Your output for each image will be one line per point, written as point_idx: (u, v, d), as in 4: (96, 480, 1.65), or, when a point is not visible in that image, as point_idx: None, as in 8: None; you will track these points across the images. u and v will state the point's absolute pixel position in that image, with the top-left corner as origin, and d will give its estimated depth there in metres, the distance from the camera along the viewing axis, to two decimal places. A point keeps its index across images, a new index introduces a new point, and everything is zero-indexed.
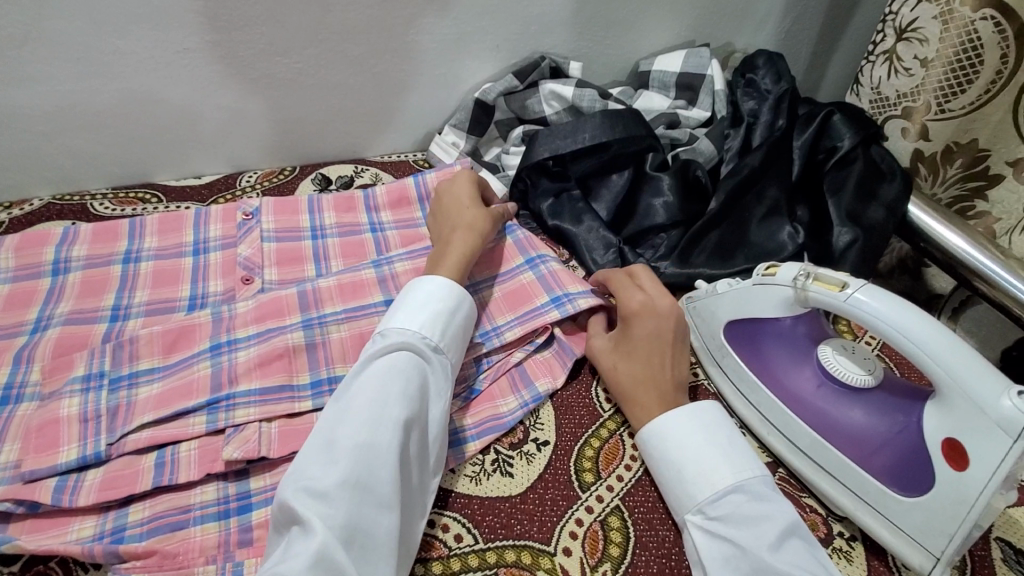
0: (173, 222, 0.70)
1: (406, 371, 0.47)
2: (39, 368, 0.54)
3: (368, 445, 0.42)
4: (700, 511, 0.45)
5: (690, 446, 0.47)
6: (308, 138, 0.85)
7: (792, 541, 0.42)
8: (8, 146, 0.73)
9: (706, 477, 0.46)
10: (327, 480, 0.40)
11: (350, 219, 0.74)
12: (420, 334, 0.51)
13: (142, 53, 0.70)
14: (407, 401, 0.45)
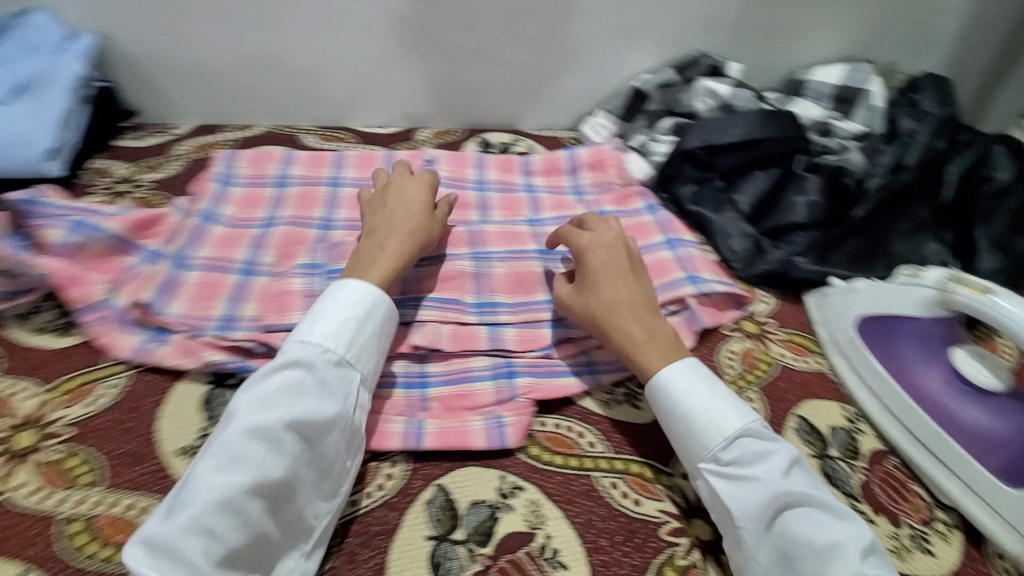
0: (368, 158, 0.83)
1: (309, 384, 0.46)
2: (272, 255, 0.68)
3: (266, 464, 0.42)
4: (715, 457, 0.48)
5: (694, 393, 0.50)
6: (478, 105, 0.95)
7: (798, 470, 0.47)
8: (247, 79, 0.89)
9: (714, 425, 0.49)
10: (216, 491, 0.40)
11: (509, 179, 0.84)
12: (322, 348, 0.49)
13: (364, 14, 0.84)
14: (275, 436, 0.43)
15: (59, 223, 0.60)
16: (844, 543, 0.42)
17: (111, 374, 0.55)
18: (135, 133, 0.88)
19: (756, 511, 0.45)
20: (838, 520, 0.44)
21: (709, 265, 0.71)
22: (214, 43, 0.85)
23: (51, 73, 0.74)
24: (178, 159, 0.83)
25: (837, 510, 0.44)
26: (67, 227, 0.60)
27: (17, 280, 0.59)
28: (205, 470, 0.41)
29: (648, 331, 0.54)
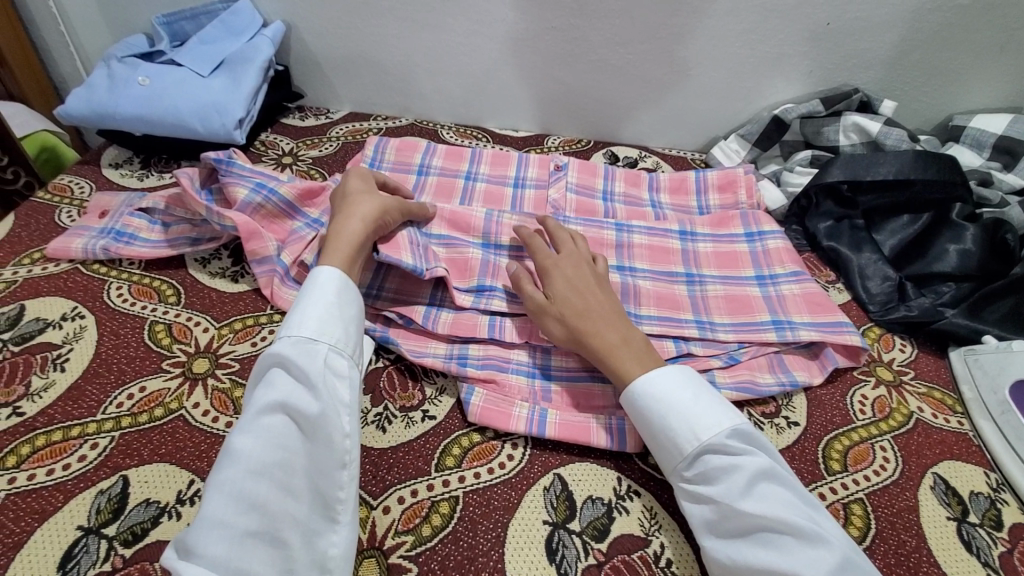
0: (503, 158, 0.87)
1: (285, 374, 0.48)
2: None
3: (251, 453, 0.43)
4: (683, 464, 0.48)
5: (682, 406, 0.49)
6: (610, 118, 0.98)
7: (764, 485, 0.45)
8: (400, 75, 0.97)
9: (692, 435, 0.47)
10: (221, 486, 0.41)
11: (635, 193, 0.84)
12: (291, 339, 0.49)
13: (519, 24, 0.88)
14: (274, 420, 0.45)
15: (245, 182, 0.69)
16: (799, 571, 0.40)
17: (271, 322, 0.62)
18: (298, 113, 0.98)
19: (716, 525, 0.44)
20: (800, 544, 0.42)
21: (803, 305, 0.66)
22: (378, 40, 0.92)
23: (246, 55, 0.84)
24: (333, 141, 0.91)
25: (794, 531, 0.42)
26: (248, 186, 0.68)
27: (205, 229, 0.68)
28: (213, 471, 0.43)
29: (622, 336, 0.54)
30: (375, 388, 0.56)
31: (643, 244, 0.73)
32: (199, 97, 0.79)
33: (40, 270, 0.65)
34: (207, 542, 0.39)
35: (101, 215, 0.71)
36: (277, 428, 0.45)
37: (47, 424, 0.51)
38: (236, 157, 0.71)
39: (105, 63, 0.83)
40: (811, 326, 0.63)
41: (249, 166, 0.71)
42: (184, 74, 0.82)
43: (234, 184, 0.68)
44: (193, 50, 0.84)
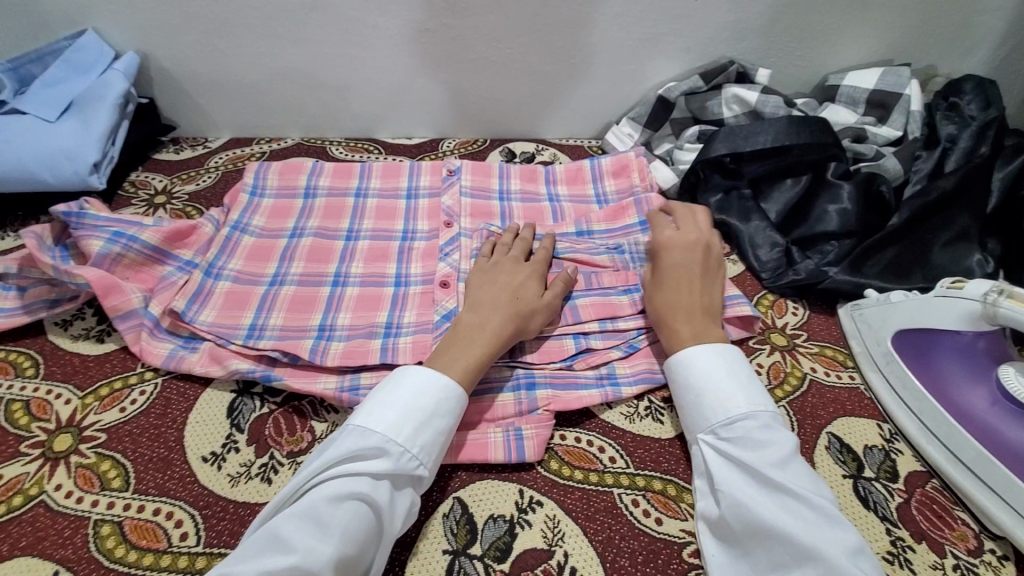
0: (393, 169, 0.84)
1: (368, 467, 0.44)
2: (298, 266, 0.69)
3: (317, 548, 0.39)
4: (719, 424, 0.48)
5: (715, 378, 0.50)
6: (503, 115, 0.96)
7: (796, 462, 0.44)
8: (277, 94, 0.92)
9: (723, 405, 0.49)
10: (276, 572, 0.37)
11: (533, 189, 0.83)
12: (387, 436, 0.46)
13: (391, 29, 0.84)
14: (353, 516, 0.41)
15: (97, 233, 0.63)
16: (816, 544, 0.39)
17: (143, 381, 0.57)
18: (172, 146, 0.92)
19: (741, 484, 0.44)
20: (819, 519, 0.41)
21: None
22: (247, 60, 0.87)
23: (96, 92, 0.78)
24: (211, 172, 0.86)
25: (813, 505, 0.41)
26: (100, 236, 0.63)
27: (62, 288, 0.62)
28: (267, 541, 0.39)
29: (695, 330, 0.55)
30: (260, 437, 0.53)
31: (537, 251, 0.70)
32: (45, 144, 0.73)
33: None
34: None
35: None
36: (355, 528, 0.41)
37: None
38: (83, 207, 0.65)
39: None
40: None
41: (98, 215, 0.65)
42: (28, 121, 0.75)
43: (84, 236, 0.63)
44: (35, 93, 0.77)
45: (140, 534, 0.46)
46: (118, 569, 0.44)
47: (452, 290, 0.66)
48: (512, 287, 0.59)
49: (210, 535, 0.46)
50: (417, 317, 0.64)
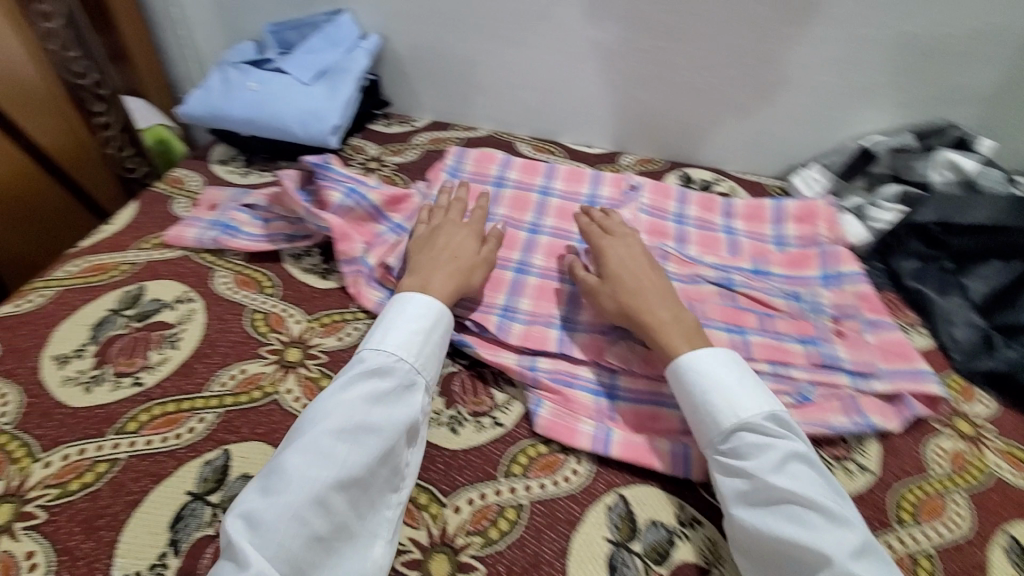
0: (577, 174, 0.88)
1: (373, 387, 0.51)
2: None
3: (332, 462, 0.46)
4: (718, 439, 0.51)
5: (722, 386, 0.53)
6: (689, 140, 0.97)
7: (794, 464, 0.48)
8: (483, 87, 1.00)
9: (727, 408, 0.51)
10: (292, 496, 0.44)
11: (709, 218, 0.83)
12: (394, 365, 0.53)
13: (605, 44, 0.89)
14: (363, 436, 0.48)
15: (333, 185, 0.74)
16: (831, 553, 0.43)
17: (357, 319, 0.66)
18: (384, 120, 1.03)
19: (744, 494, 0.48)
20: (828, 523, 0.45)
21: (884, 356, 0.65)
22: (467, 54, 0.96)
23: (344, 65, 0.89)
24: (416, 148, 0.96)
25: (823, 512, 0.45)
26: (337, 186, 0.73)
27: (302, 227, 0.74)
28: (297, 463, 0.45)
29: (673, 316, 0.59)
30: (448, 393, 0.59)
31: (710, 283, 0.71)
32: (302, 102, 0.85)
33: (159, 254, 0.72)
34: (288, 536, 0.43)
35: (211, 207, 0.78)
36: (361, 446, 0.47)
37: (162, 396, 0.57)
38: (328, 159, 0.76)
39: (220, 68, 0.90)
40: (884, 374, 0.63)
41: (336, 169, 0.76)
42: (288, 80, 0.88)
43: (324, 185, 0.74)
44: (297, 58, 0.90)
45: None
46: None
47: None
48: (453, 248, 0.67)
49: None
50: None
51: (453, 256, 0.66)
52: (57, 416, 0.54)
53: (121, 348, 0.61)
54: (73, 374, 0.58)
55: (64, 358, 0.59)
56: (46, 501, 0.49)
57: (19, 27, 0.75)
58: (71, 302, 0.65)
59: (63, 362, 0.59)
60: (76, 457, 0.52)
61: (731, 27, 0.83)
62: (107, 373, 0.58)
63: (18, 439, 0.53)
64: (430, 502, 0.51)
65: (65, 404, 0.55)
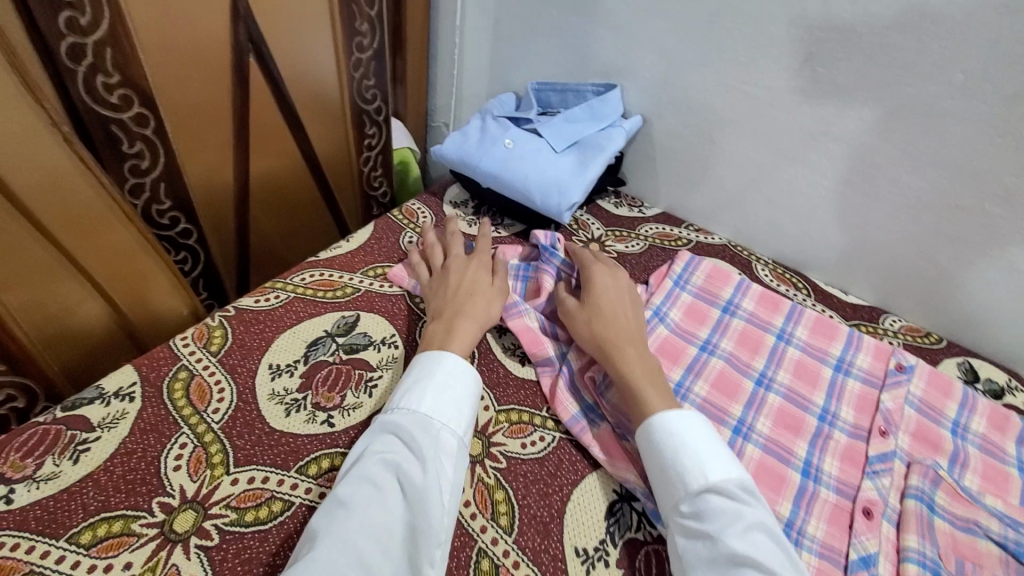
0: (829, 329, 0.73)
1: (393, 437, 0.50)
2: (704, 388, 0.66)
3: (361, 515, 0.44)
4: (684, 497, 0.49)
5: (665, 421, 0.52)
6: (984, 325, 0.77)
7: (758, 533, 0.45)
8: (733, 195, 0.88)
9: (696, 466, 0.50)
10: (322, 552, 0.41)
11: (1000, 442, 0.64)
12: (409, 415, 0.51)
13: (911, 190, 0.73)
14: (383, 487, 0.46)
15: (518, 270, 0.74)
16: None
17: (545, 427, 0.60)
18: (613, 199, 0.98)
19: None
20: None
21: None
22: (729, 157, 0.85)
23: (599, 142, 0.86)
24: (641, 240, 0.88)
25: None
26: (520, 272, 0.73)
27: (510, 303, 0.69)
28: (319, 519, 0.44)
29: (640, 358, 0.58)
30: (630, 567, 0.50)
31: (992, 550, 0.54)
32: (547, 171, 0.83)
33: (378, 286, 0.73)
34: None
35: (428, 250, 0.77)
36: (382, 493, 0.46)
37: (346, 445, 0.56)
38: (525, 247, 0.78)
39: (482, 116, 0.93)
40: None
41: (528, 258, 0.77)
42: (541, 144, 0.87)
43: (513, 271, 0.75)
44: (555, 124, 0.88)
45: None
46: None
47: (875, 526, 0.55)
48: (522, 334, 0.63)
49: None
50: (824, 533, 0.55)
51: (467, 294, 0.65)
52: (256, 431, 0.56)
53: (324, 378, 0.62)
54: (278, 391, 0.60)
55: (276, 370, 0.62)
56: (222, 523, 0.49)
57: (337, 53, 0.83)
58: (297, 312, 0.68)
59: (274, 374, 0.61)
60: (258, 484, 0.52)
61: None
62: (306, 402, 0.59)
63: (219, 443, 0.55)
64: None
65: (265, 421, 0.57)
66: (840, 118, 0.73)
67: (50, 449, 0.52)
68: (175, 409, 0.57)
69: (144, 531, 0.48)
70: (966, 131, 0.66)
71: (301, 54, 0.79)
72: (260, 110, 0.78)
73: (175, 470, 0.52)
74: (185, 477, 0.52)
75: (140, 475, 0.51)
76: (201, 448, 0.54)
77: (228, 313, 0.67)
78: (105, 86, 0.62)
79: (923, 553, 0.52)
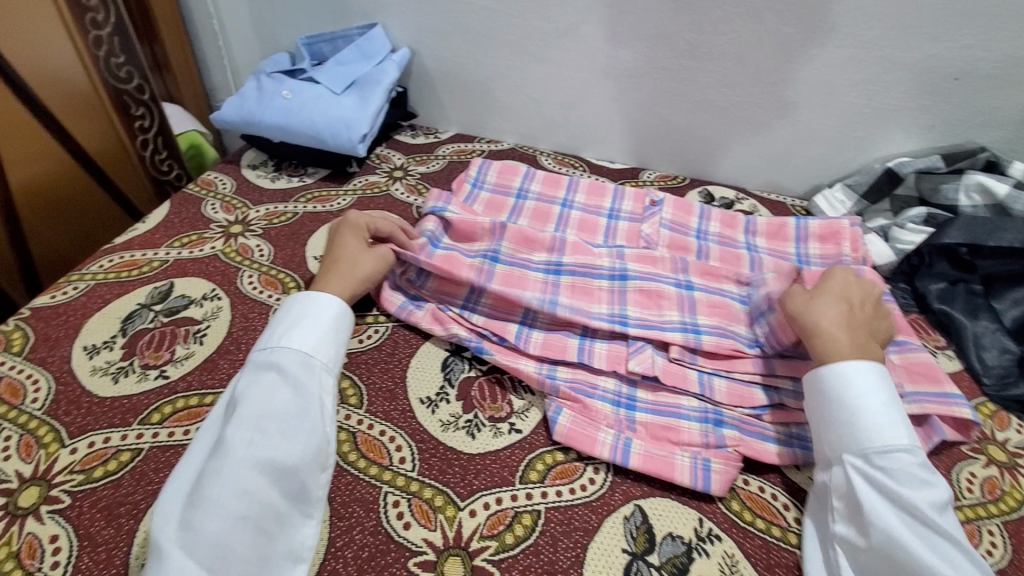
0: (599, 188, 0.88)
1: (275, 379, 0.52)
2: (512, 245, 0.74)
3: (249, 451, 0.47)
4: (874, 451, 0.49)
5: (873, 399, 0.51)
6: (711, 159, 0.98)
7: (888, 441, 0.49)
8: (507, 101, 1.00)
9: (881, 427, 0.50)
10: (215, 487, 0.45)
11: (731, 235, 0.84)
12: (292, 358, 0.54)
13: (630, 61, 0.89)
14: (271, 425, 0.49)
15: (540, 288, 0.69)
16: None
17: (378, 322, 0.67)
18: (410, 131, 1.05)
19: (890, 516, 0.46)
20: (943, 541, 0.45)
21: (930, 379, 0.64)
22: (492, 68, 0.96)
23: (375, 77, 0.92)
24: (440, 159, 0.97)
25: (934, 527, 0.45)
26: (479, 266, 0.69)
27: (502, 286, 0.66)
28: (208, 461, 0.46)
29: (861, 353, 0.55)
30: (467, 396, 0.60)
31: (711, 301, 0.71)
32: (333, 112, 0.87)
33: (188, 253, 0.73)
34: (207, 519, 0.44)
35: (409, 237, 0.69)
36: (272, 429, 0.49)
37: (186, 389, 0.58)
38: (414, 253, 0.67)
39: (256, 77, 0.94)
40: (913, 397, 0.62)
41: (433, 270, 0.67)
42: (321, 90, 0.90)
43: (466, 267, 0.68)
44: (329, 69, 0.92)
45: (369, 447, 0.54)
46: (350, 470, 0.53)
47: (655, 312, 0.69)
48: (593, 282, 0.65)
49: (423, 465, 0.53)
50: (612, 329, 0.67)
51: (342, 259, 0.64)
52: (85, 405, 0.56)
53: (148, 342, 0.62)
54: (101, 365, 0.59)
55: (93, 349, 0.61)
56: (70, 487, 0.49)
57: (71, 35, 0.79)
58: (102, 295, 0.67)
59: (92, 353, 0.60)
60: (100, 445, 0.52)
61: (757, 47, 0.83)
62: (134, 366, 0.59)
63: (47, 425, 0.54)
64: (446, 504, 0.51)
65: (93, 393, 0.57)
66: (562, 12, 0.87)
67: None
68: None
69: None
70: (652, 5, 0.83)
71: (22, 38, 0.73)
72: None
73: (4, 461, 0.51)
74: (19, 462, 0.51)
75: None
76: (29, 434, 0.53)
77: (22, 315, 0.64)
78: None
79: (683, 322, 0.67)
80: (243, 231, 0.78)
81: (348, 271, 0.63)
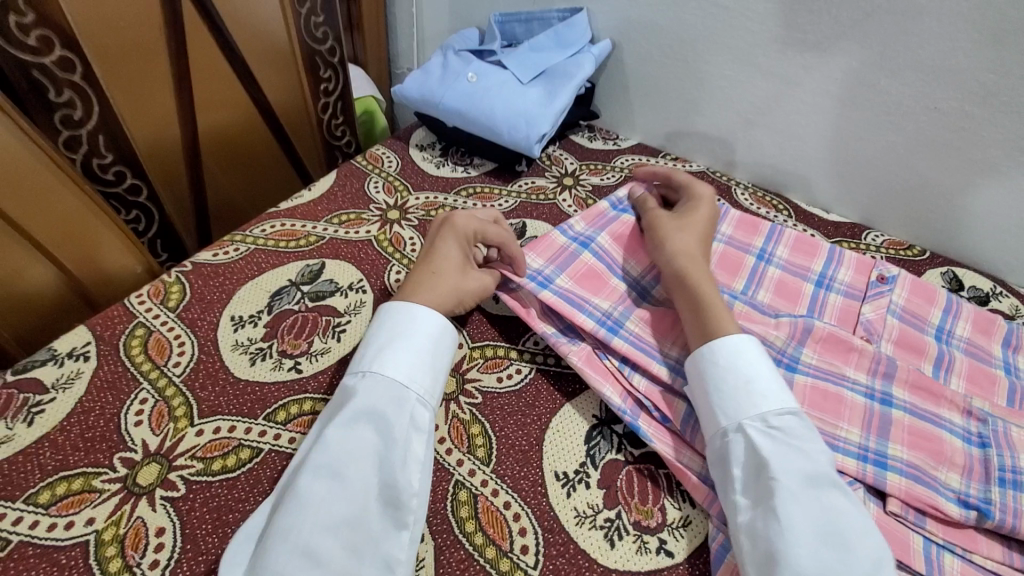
0: (810, 246, 0.71)
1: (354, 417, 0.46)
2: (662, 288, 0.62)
3: (319, 508, 0.41)
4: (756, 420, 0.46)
5: (753, 367, 0.49)
6: (966, 233, 0.75)
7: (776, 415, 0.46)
8: (709, 117, 0.85)
9: (760, 396, 0.47)
10: (277, 550, 0.39)
11: (985, 344, 0.63)
12: (377, 389, 0.48)
13: (892, 95, 0.70)
14: (348, 475, 0.43)
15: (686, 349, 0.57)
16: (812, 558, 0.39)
17: (521, 359, 0.58)
18: (587, 133, 0.94)
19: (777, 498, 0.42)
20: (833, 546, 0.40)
21: None
22: (703, 78, 0.81)
23: (568, 70, 0.82)
24: (617, 171, 0.85)
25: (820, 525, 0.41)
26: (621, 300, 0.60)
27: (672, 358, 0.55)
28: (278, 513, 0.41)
29: None
30: (612, 486, 0.49)
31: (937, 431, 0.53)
32: (516, 105, 0.79)
33: (343, 234, 0.70)
34: None
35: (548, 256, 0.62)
36: (347, 482, 0.43)
37: (315, 390, 0.54)
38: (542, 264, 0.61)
39: (443, 52, 0.88)
40: None
41: (567, 283, 0.60)
42: (507, 77, 0.83)
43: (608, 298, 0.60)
44: (520, 54, 0.84)
45: (490, 521, 0.46)
46: (465, 545, 0.45)
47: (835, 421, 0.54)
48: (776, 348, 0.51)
49: (547, 566, 0.44)
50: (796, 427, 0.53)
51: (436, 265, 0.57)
52: (220, 382, 0.54)
53: (289, 326, 0.59)
54: (242, 342, 0.57)
55: (239, 322, 0.59)
56: (188, 474, 0.47)
57: None
58: (258, 263, 0.65)
59: (237, 326, 0.58)
60: (224, 434, 0.50)
61: None
62: (271, 350, 0.57)
63: (181, 396, 0.52)
64: None
65: (229, 371, 0.55)
66: (815, 23, 0.69)
67: (1, 412, 0.50)
68: (133, 365, 0.54)
69: (106, 487, 0.46)
70: (947, 28, 0.62)
71: None
72: (202, 53, 0.73)
73: (136, 426, 0.50)
74: (147, 432, 0.50)
75: (98, 433, 0.49)
76: (163, 402, 0.52)
77: (184, 269, 0.63)
78: (20, 27, 0.56)
79: (863, 445, 0.52)
80: (400, 219, 0.73)
81: (442, 277, 0.56)
